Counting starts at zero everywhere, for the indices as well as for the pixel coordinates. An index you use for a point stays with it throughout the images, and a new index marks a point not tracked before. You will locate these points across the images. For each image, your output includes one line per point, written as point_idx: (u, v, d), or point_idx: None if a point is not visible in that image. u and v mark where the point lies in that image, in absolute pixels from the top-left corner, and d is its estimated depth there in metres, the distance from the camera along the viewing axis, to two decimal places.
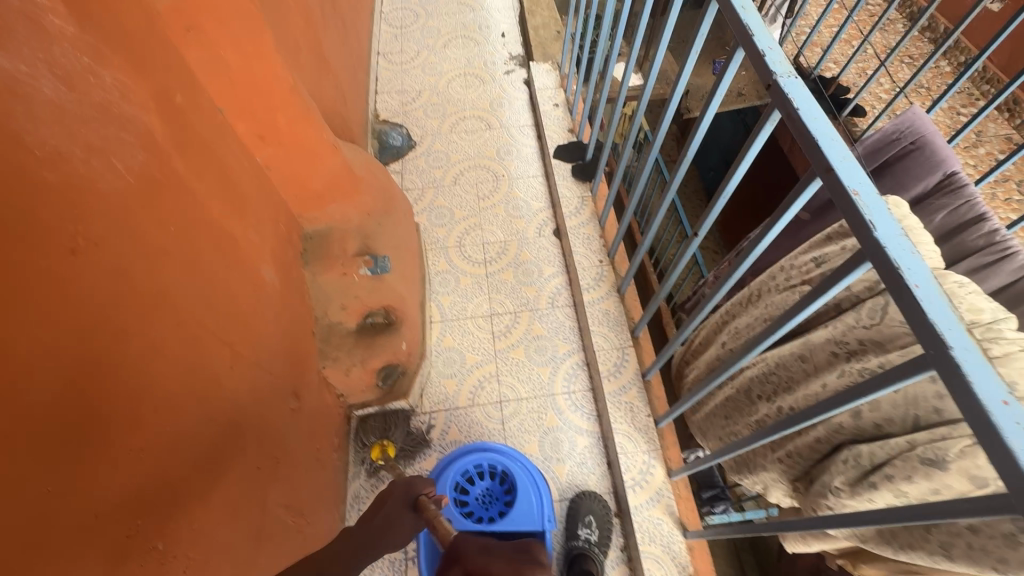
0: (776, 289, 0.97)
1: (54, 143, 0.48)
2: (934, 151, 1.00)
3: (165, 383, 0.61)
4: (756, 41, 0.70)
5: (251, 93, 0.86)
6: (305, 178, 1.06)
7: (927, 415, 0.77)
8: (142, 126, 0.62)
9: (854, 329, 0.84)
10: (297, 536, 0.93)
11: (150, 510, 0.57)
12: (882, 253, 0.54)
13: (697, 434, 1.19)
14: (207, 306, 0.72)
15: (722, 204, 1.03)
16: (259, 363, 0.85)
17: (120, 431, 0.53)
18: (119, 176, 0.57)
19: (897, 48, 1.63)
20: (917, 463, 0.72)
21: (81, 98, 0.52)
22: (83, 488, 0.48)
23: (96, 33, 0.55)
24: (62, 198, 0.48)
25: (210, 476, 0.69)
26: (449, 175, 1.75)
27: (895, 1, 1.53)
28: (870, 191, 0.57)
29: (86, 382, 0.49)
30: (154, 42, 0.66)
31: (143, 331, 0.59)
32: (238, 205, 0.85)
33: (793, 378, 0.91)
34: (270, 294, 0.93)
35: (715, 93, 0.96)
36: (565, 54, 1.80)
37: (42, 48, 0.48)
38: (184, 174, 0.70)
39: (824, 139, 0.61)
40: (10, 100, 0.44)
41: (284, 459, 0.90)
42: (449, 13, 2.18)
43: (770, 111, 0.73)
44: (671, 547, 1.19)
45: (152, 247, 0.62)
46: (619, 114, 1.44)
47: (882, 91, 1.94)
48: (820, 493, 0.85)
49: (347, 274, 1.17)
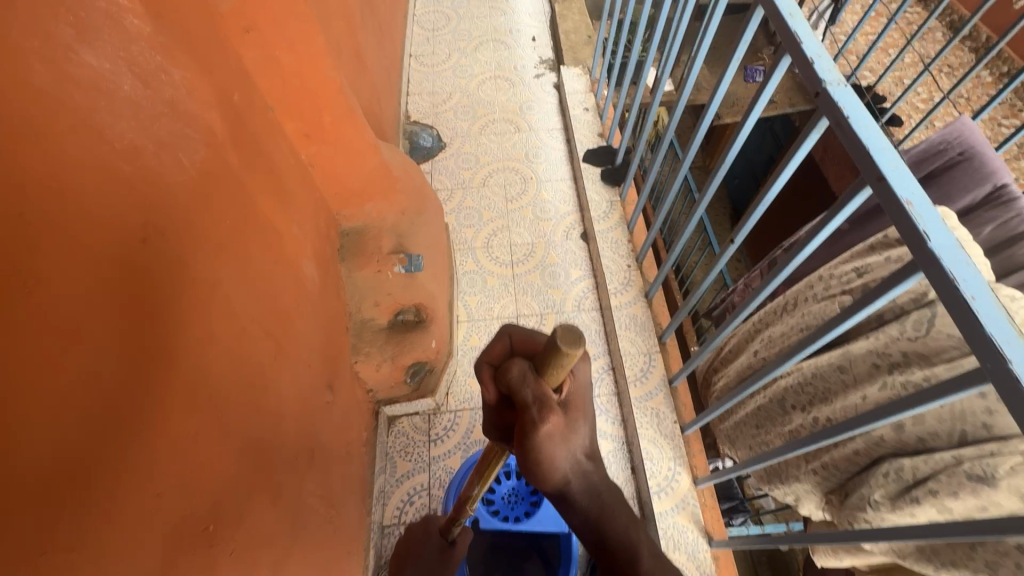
0: (813, 298, 0.97)
1: (130, 137, 0.51)
2: (983, 163, 0.98)
3: (217, 372, 0.64)
4: (805, 48, 0.70)
5: (300, 93, 0.89)
6: (344, 175, 1.08)
7: (975, 430, 0.76)
8: (204, 122, 0.65)
9: (897, 341, 0.84)
10: (328, 526, 0.95)
11: (202, 492, 0.59)
12: (938, 267, 0.53)
13: (725, 442, 1.18)
14: (254, 297, 0.74)
15: (760, 210, 1.01)
16: (299, 355, 0.87)
17: (179, 415, 0.56)
18: (183, 169, 0.60)
19: (938, 58, 1.57)
20: (965, 479, 0.72)
21: (153, 94, 0.56)
22: (149, 467, 0.51)
23: (168, 32, 0.58)
24: (136, 189, 0.51)
25: (255, 461, 0.71)
26: (478, 177, 1.76)
27: (936, 11, 1.49)
28: (924, 201, 0.56)
29: (150, 366, 0.52)
30: (215, 42, 0.69)
31: (200, 319, 0.61)
32: (284, 200, 0.88)
33: (830, 389, 0.91)
34: (310, 288, 0.95)
35: (755, 102, 0.94)
36: (596, 59, 1.82)
37: (122, 46, 0.51)
38: (238, 168, 0.73)
39: (875, 148, 0.60)
40: (94, 96, 0.47)
41: (319, 451, 0.92)
42: (481, 17, 2.21)
43: (817, 119, 0.72)
44: (696, 557, 1.18)
45: (210, 239, 0.64)
46: (651, 120, 1.41)
47: (920, 100, 1.90)
48: (857, 505, 0.84)
49: (381, 271, 1.19)
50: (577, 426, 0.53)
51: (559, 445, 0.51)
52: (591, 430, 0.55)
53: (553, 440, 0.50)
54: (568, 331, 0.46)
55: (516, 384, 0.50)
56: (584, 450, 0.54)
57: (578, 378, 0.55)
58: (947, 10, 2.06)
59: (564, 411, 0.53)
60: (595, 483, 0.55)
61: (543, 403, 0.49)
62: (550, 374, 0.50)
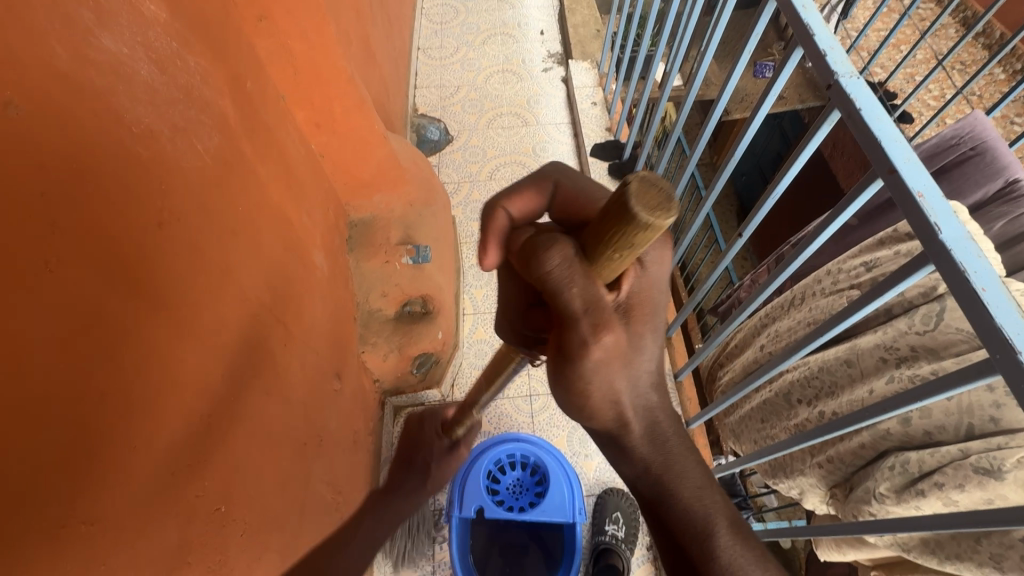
0: (821, 292, 0.97)
1: (147, 122, 0.52)
2: (995, 158, 0.97)
3: (230, 357, 0.65)
4: (817, 40, 0.70)
5: (311, 82, 0.90)
6: (354, 166, 1.09)
7: (983, 423, 0.76)
8: (218, 110, 0.66)
9: (905, 335, 0.83)
10: (336, 512, 0.96)
11: (214, 474, 0.60)
12: (948, 258, 0.53)
13: (730, 436, 1.19)
14: (265, 284, 0.75)
15: (768, 205, 1.01)
16: (308, 343, 0.88)
17: (193, 398, 0.57)
18: (198, 155, 0.60)
19: (950, 54, 1.55)
20: (971, 472, 0.72)
21: (169, 80, 0.56)
22: (164, 447, 0.52)
23: (183, 19, 0.59)
24: (151, 173, 0.52)
25: (265, 445, 0.72)
26: (485, 170, 1.77)
27: (949, 7, 1.48)
28: (935, 193, 0.56)
29: (164, 349, 0.52)
30: (229, 30, 0.70)
31: (214, 304, 0.62)
32: (295, 189, 0.89)
33: (837, 383, 0.91)
34: (319, 276, 0.96)
35: (764, 97, 0.94)
36: (605, 54, 1.81)
37: (140, 32, 0.52)
38: (250, 156, 0.73)
39: (887, 140, 0.60)
40: (113, 81, 0.48)
41: (327, 437, 0.93)
42: (489, 10, 2.20)
43: (828, 112, 0.72)
44: None
45: (223, 225, 0.65)
46: (659, 116, 1.41)
47: (931, 97, 1.89)
48: (863, 499, 0.85)
49: (389, 261, 1.20)
50: (633, 335, 0.50)
51: (616, 352, 0.48)
52: (658, 348, 0.53)
53: (599, 341, 0.47)
54: (645, 192, 0.38)
55: (559, 280, 0.44)
56: (648, 376, 0.54)
57: (649, 279, 0.51)
58: (960, 6, 2.04)
59: (625, 321, 0.49)
60: (660, 430, 0.57)
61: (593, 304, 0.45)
62: (605, 265, 0.45)
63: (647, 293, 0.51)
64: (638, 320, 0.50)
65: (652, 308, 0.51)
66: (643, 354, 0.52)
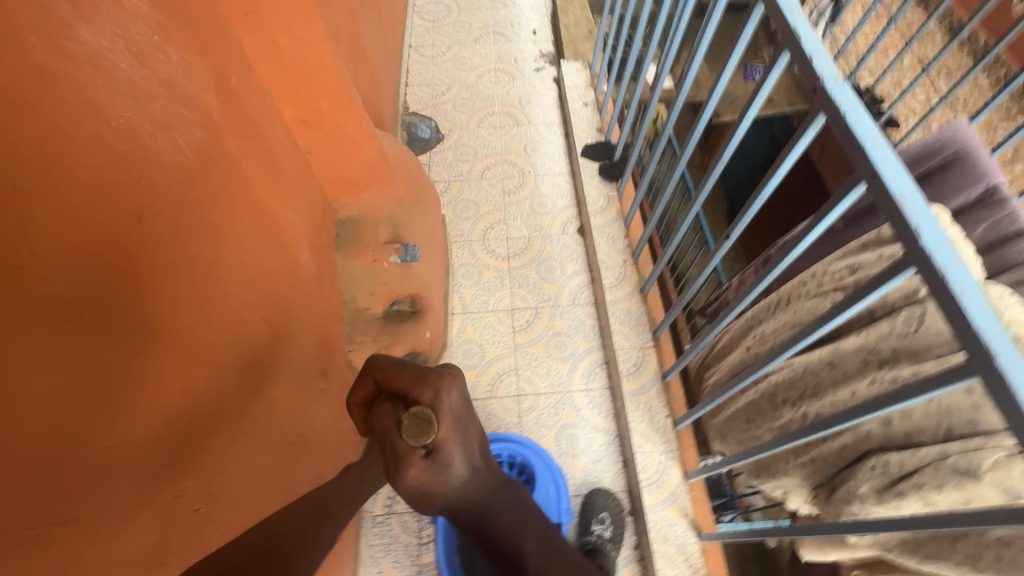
0: (806, 295, 0.98)
1: (127, 116, 0.51)
2: (977, 163, 0.99)
3: (211, 355, 0.64)
4: (804, 44, 0.70)
5: (298, 78, 0.89)
6: (342, 164, 1.08)
7: (961, 425, 0.77)
8: (201, 104, 0.65)
9: (888, 337, 0.84)
10: (320, 512, 0.95)
11: (195, 473, 0.59)
12: (927, 261, 0.54)
13: (715, 437, 1.20)
14: (250, 281, 0.74)
15: (756, 206, 1.01)
16: (293, 342, 0.87)
17: (173, 396, 0.56)
18: (180, 150, 0.60)
19: (936, 60, 1.57)
20: (950, 472, 0.73)
21: (150, 74, 0.55)
22: (142, 447, 0.51)
23: (166, 12, 0.58)
24: (131, 168, 0.51)
25: (248, 445, 0.71)
26: (476, 169, 1.76)
27: (934, 15, 1.49)
28: (917, 197, 0.57)
29: (144, 347, 0.52)
30: (213, 24, 0.69)
31: (195, 301, 0.61)
32: (281, 186, 0.88)
33: (820, 384, 0.92)
34: (305, 275, 0.95)
35: (753, 100, 0.94)
36: (596, 54, 1.81)
37: (120, 24, 0.51)
38: (235, 153, 0.72)
39: (870, 144, 0.60)
40: (91, 73, 0.47)
41: (312, 437, 0.92)
42: (482, 9, 2.19)
43: (813, 115, 0.72)
44: (684, 548, 1.21)
45: (206, 222, 0.64)
46: (649, 117, 1.41)
47: (917, 103, 1.91)
48: (844, 499, 0.85)
49: (376, 260, 1.19)
50: (448, 467, 0.63)
51: (431, 480, 0.62)
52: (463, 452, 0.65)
53: (431, 476, 0.63)
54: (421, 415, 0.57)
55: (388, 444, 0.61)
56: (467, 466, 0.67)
57: (445, 416, 0.62)
58: (947, 13, 2.07)
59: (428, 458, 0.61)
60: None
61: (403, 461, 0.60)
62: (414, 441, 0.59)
63: (447, 435, 0.62)
64: (443, 451, 0.62)
65: (454, 436, 0.63)
66: (455, 471, 0.65)
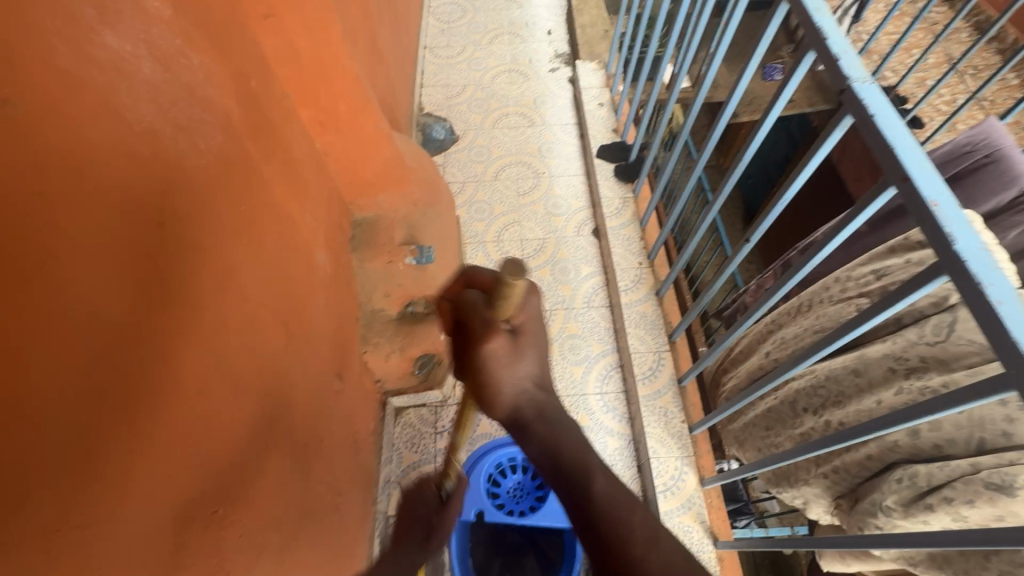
0: (829, 300, 0.96)
1: (150, 121, 0.52)
2: (1009, 166, 0.96)
3: (230, 358, 0.64)
4: (830, 44, 0.68)
5: (316, 80, 0.89)
6: (358, 165, 1.08)
7: (995, 439, 0.75)
8: (221, 108, 0.65)
9: (915, 345, 0.82)
10: (335, 513, 0.95)
11: (213, 476, 0.59)
12: (964, 270, 0.52)
13: (733, 443, 1.18)
14: (267, 283, 0.75)
15: (778, 210, 0.99)
16: (309, 344, 0.88)
17: (192, 399, 0.56)
18: (200, 154, 0.60)
19: (963, 58, 1.52)
20: (981, 488, 0.70)
21: (172, 78, 0.56)
22: (161, 450, 0.51)
23: (187, 16, 0.59)
24: (153, 172, 0.52)
25: (264, 447, 0.71)
26: (490, 170, 1.76)
27: (961, 12, 1.45)
28: (950, 203, 0.55)
29: (164, 351, 0.52)
30: (234, 27, 0.69)
31: (214, 304, 0.61)
32: (299, 188, 0.88)
33: (844, 392, 0.90)
34: (322, 276, 0.95)
35: (775, 100, 0.92)
36: (613, 55, 1.80)
37: (143, 30, 0.51)
38: (254, 155, 0.73)
39: (901, 147, 0.59)
40: (115, 78, 0.47)
41: (327, 438, 0.93)
42: (497, 10, 2.19)
43: (840, 117, 0.70)
44: (701, 557, 1.18)
45: (225, 225, 0.64)
46: (666, 118, 1.39)
47: (942, 102, 1.87)
48: (868, 511, 0.83)
49: (392, 261, 1.18)
50: (529, 361, 0.54)
51: (503, 366, 0.53)
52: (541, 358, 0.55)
53: (505, 365, 0.53)
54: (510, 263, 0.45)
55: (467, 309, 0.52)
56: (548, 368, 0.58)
57: (531, 306, 0.54)
58: (974, 10, 2.02)
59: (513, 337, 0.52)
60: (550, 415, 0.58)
61: (488, 328, 0.51)
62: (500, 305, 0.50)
63: (529, 328, 0.54)
64: (526, 341, 0.53)
65: (538, 331, 0.54)
66: (529, 366, 0.54)
